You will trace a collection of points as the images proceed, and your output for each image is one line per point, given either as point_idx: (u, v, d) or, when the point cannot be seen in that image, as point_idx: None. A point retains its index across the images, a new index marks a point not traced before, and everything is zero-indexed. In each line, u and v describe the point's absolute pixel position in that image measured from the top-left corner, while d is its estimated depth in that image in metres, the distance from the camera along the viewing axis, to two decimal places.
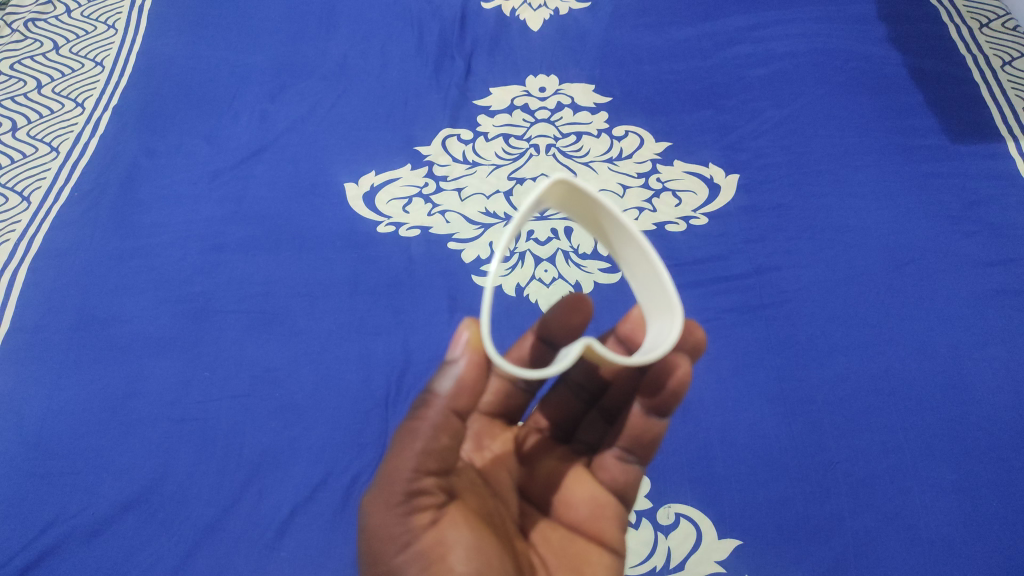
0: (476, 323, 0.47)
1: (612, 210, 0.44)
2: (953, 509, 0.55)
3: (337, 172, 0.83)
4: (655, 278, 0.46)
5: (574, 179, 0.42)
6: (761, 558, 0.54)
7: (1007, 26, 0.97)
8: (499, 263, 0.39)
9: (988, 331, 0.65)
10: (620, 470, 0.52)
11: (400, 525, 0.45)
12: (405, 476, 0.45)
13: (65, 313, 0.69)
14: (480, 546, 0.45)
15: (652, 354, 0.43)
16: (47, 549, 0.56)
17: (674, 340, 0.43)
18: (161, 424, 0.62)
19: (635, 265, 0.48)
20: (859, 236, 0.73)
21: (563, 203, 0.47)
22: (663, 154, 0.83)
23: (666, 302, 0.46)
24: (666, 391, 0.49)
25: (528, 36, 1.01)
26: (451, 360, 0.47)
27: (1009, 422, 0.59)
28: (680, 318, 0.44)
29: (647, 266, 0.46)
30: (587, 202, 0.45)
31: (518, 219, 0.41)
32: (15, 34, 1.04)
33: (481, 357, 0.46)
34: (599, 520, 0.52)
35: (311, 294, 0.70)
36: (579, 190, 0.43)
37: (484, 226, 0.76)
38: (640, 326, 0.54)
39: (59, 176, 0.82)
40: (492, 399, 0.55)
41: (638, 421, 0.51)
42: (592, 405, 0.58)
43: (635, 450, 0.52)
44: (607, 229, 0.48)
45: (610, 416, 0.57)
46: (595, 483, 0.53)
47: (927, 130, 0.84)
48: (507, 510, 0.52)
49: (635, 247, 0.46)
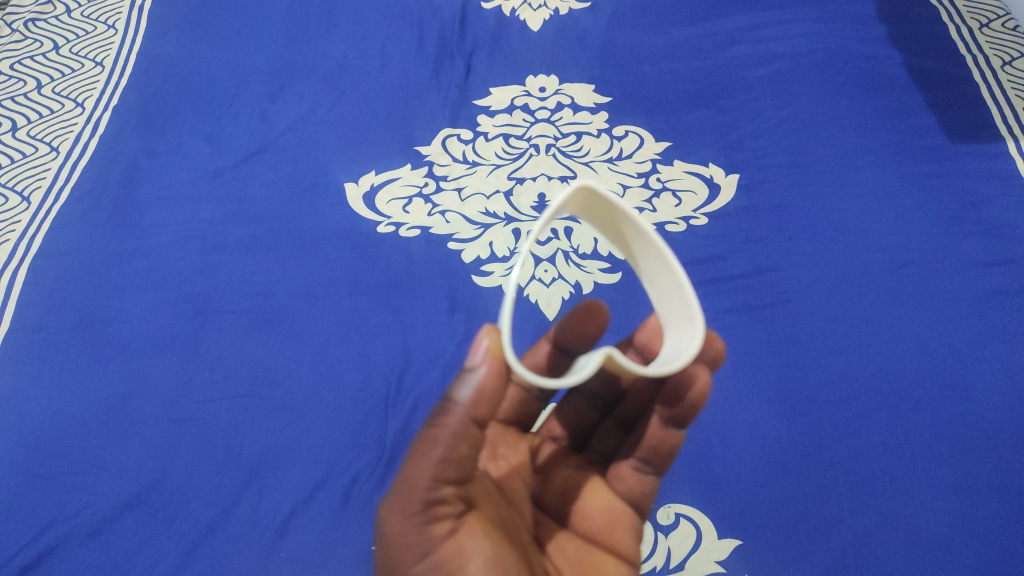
0: (496, 330, 0.46)
1: (632, 217, 0.44)
2: (953, 509, 0.55)
3: (336, 172, 0.83)
4: (676, 287, 0.46)
5: (598, 187, 0.43)
6: (760, 558, 0.54)
7: (1007, 26, 0.97)
8: (520, 271, 0.41)
9: (987, 330, 0.65)
10: (637, 481, 0.53)
11: (418, 534, 0.45)
12: (424, 484, 0.45)
13: (65, 314, 0.69)
14: (498, 556, 0.45)
15: (673, 365, 0.43)
16: (45, 551, 0.56)
17: (694, 352, 0.43)
18: (161, 424, 0.62)
19: (655, 274, 0.49)
20: (858, 237, 0.73)
21: (585, 210, 0.47)
22: (663, 154, 0.83)
23: (687, 312, 0.46)
24: (685, 402, 0.49)
25: (527, 36, 1.01)
26: (470, 367, 0.46)
27: (1009, 422, 0.60)
28: (702, 329, 0.44)
29: (668, 274, 0.46)
30: (609, 210, 0.45)
31: (539, 224, 0.41)
32: (15, 34, 1.04)
33: (501, 366, 0.45)
34: (615, 531, 0.52)
35: (311, 294, 0.71)
36: (599, 196, 0.43)
37: (484, 226, 0.76)
38: (657, 335, 0.55)
39: (59, 177, 0.82)
40: (508, 407, 0.56)
41: (656, 431, 0.51)
42: (606, 414, 0.58)
43: (653, 461, 0.52)
44: (627, 237, 0.48)
45: (625, 425, 0.57)
46: (610, 492, 0.53)
47: (926, 129, 0.84)
48: (522, 520, 0.52)
49: (656, 254, 0.46)
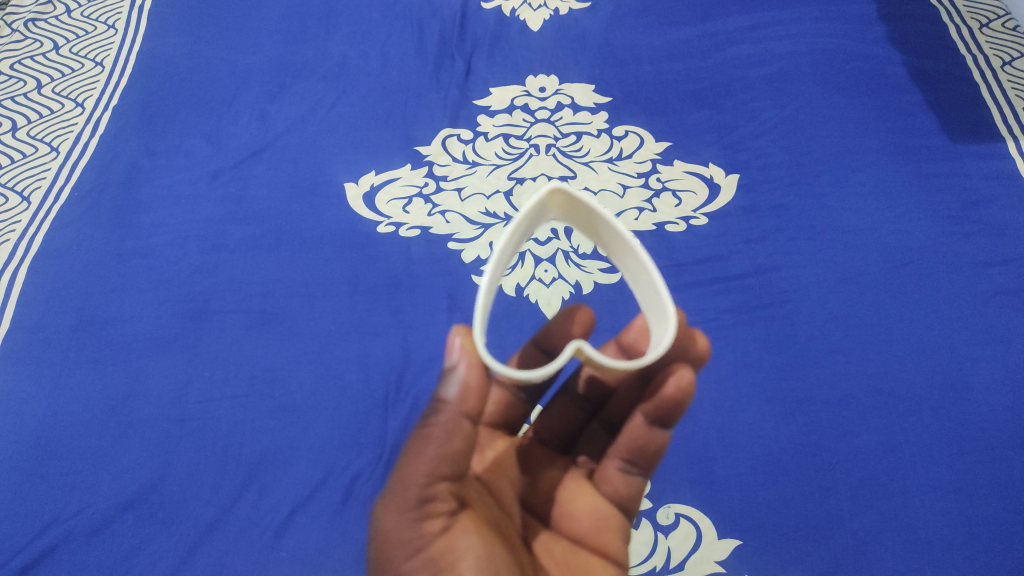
0: (466, 330, 0.48)
1: (609, 220, 0.47)
2: (954, 509, 0.55)
3: (336, 172, 0.83)
4: (652, 285, 0.48)
5: (573, 190, 0.46)
6: (760, 558, 0.54)
7: (1007, 26, 0.97)
8: (494, 265, 0.44)
9: (988, 330, 0.65)
10: (624, 482, 0.52)
11: (412, 530, 0.45)
12: (419, 480, 0.45)
13: (65, 314, 0.69)
14: (490, 556, 0.45)
15: (644, 360, 0.44)
16: (44, 550, 0.56)
17: (666, 345, 0.44)
18: (161, 424, 0.62)
19: (636, 275, 0.50)
20: (859, 237, 0.73)
21: (567, 215, 0.51)
22: (663, 154, 0.83)
23: (663, 309, 0.47)
24: (664, 396, 0.49)
25: (527, 36, 1.01)
26: (453, 366, 0.47)
27: (1009, 422, 0.59)
28: (674, 323, 0.45)
29: (645, 274, 0.48)
30: (587, 213, 0.48)
31: (514, 225, 0.46)
32: (15, 34, 1.04)
33: (480, 360, 0.46)
34: (602, 532, 0.52)
35: (311, 294, 0.71)
36: (574, 199, 0.47)
37: (484, 226, 0.76)
38: (644, 335, 0.55)
39: (59, 177, 0.82)
40: (494, 410, 0.55)
41: (641, 431, 0.51)
42: (593, 416, 0.59)
43: (640, 462, 0.52)
44: (608, 241, 0.51)
45: (612, 427, 0.58)
46: (597, 494, 0.53)
47: (926, 129, 0.84)
48: (511, 522, 0.52)
49: (634, 257, 0.48)
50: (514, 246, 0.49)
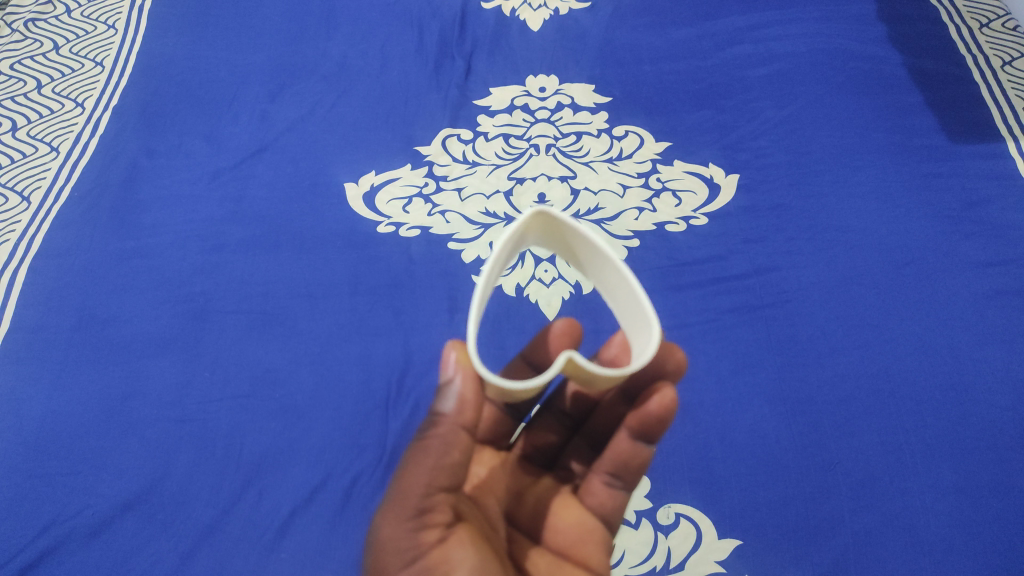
0: (462, 343, 0.48)
1: (589, 236, 0.47)
2: (953, 510, 0.55)
3: (336, 172, 0.83)
4: (632, 297, 0.48)
5: (552, 210, 0.47)
6: (760, 558, 0.54)
7: (1007, 26, 0.97)
8: (482, 286, 0.45)
9: (988, 330, 0.65)
10: (608, 495, 0.53)
11: (409, 539, 0.45)
12: (418, 490, 0.45)
13: (65, 314, 0.69)
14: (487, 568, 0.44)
15: (628, 369, 0.44)
16: (44, 551, 0.56)
17: (649, 355, 0.44)
18: (161, 424, 0.62)
19: (615, 288, 0.51)
20: (859, 236, 0.73)
21: (547, 235, 0.51)
22: (663, 154, 0.83)
23: (643, 318, 0.47)
24: (647, 411, 0.50)
25: (527, 36, 1.01)
26: (447, 380, 0.47)
27: (1008, 422, 0.60)
28: (657, 330, 0.45)
29: (625, 287, 0.48)
30: (566, 232, 0.49)
31: (498, 247, 0.46)
32: (14, 34, 1.04)
33: (475, 372, 0.47)
34: (587, 545, 0.52)
35: (312, 294, 0.71)
36: (553, 219, 0.48)
37: (484, 226, 0.76)
38: (624, 350, 0.55)
39: (59, 177, 0.82)
40: (485, 426, 0.55)
41: (626, 446, 0.51)
42: (575, 432, 0.59)
43: (624, 475, 0.52)
44: (588, 259, 0.51)
45: (595, 443, 0.58)
46: (582, 508, 0.53)
47: (927, 129, 0.84)
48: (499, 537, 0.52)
49: (615, 272, 0.49)
50: (499, 267, 0.49)
